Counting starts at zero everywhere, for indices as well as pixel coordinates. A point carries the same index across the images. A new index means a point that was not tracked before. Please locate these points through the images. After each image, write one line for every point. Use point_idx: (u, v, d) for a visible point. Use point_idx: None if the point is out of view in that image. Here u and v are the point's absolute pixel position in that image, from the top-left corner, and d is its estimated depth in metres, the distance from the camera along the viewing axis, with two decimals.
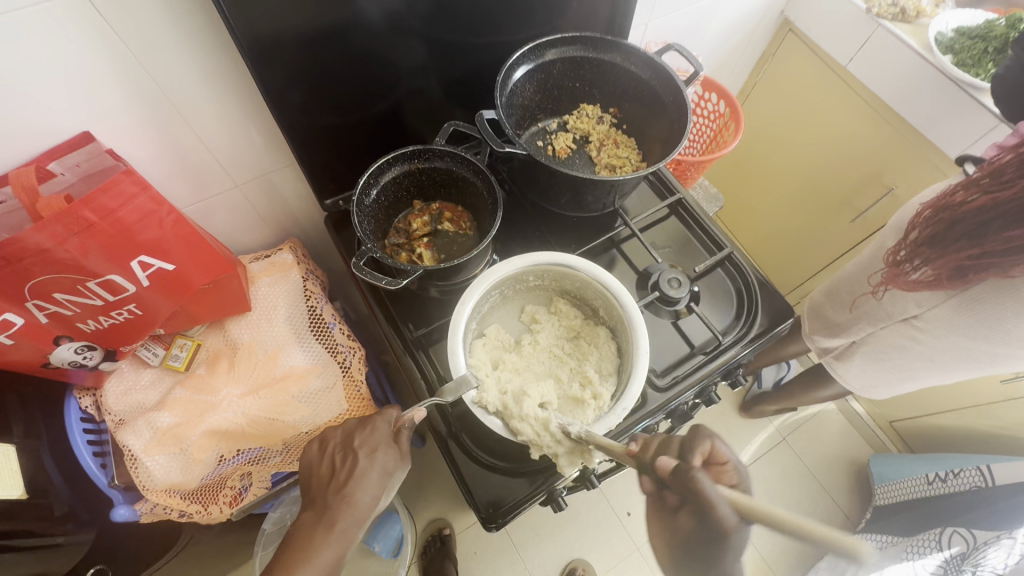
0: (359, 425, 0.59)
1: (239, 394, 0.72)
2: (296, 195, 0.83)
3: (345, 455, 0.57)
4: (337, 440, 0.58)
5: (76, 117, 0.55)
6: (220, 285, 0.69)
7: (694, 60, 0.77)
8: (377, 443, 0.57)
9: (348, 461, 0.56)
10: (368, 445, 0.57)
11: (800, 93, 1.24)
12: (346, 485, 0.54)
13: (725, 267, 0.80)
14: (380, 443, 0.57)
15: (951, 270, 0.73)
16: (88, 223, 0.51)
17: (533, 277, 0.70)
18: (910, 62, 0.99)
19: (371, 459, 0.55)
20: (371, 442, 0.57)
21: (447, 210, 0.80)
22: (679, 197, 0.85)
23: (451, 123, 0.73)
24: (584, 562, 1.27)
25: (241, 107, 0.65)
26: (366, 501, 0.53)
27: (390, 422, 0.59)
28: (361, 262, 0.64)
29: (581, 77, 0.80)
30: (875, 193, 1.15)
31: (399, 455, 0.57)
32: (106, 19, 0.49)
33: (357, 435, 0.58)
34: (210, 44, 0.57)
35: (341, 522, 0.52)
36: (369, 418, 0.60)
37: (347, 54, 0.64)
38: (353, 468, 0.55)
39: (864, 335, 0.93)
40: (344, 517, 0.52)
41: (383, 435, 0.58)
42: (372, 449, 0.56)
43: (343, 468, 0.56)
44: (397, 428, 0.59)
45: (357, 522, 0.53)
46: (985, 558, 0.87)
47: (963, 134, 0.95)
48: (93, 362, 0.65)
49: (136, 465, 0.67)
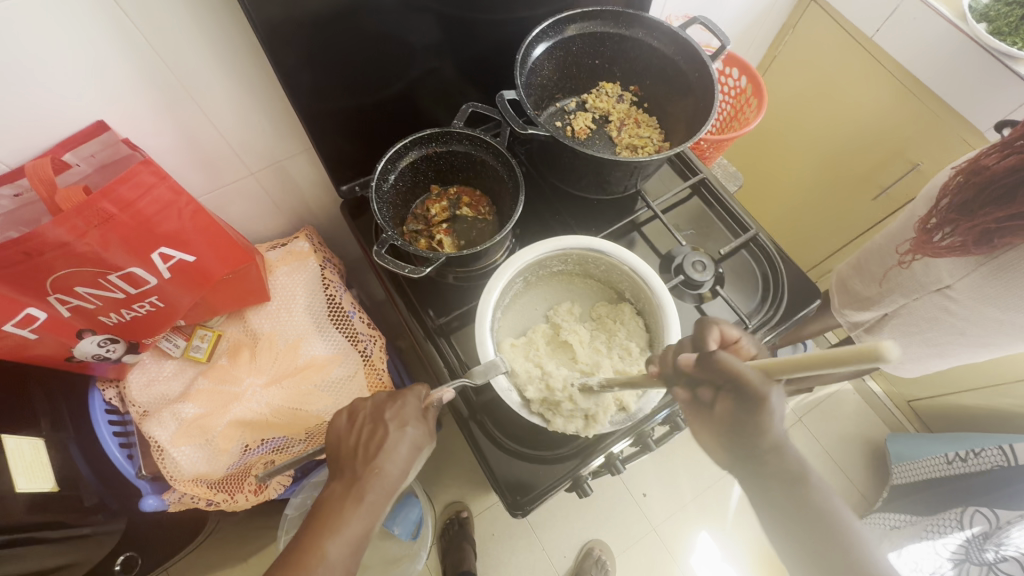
0: (390, 398, 0.57)
1: (262, 383, 0.72)
2: (310, 182, 0.81)
3: (374, 427, 0.55)
4: (366, 411, 0.56)
5: (89, 106, 0.54)
6: (240, 275, 0.68)
7: (720, 34, 0.73)
8: (407, 417, 0.55)
9: (378, 432, 0.54)
10: (399, 419, 0.55)
11: (822, 67, 1.19)
12: (375, 456, 0.53)
13: (750, 249, 0.78)
14: (411, 417, 0.55)
15: (978, 235, 0.72)
16: (107, 216, 0.50)
17: (555, 262, 0.68)
18: (942, 31, 0.95)
19: (402, 432, 0.54)
20: (401, 417, 0.55)
21: (464, 195, 0.79)
22: (702, 176, 0.83)
23: (468, 104, 0.71)
24: (602, 543, 1.29)
25: (254, 91, 0.63)
26: (395, 474, 0.52)
27: (420, 398, 0.57)
28: (381, 250, 0.63)
29: (601, 53, 0.78)
30: (900, 168, 1.13)
31: (428, 432, 0.56)
32: (115, 1, 0.48)
33: (388, 407, 0.56)
34: (222, 27, 0.55)
35: (370, 494, 0.51)
36: (399, 392, 0.58)
37: (362, 33, 0.61)
38: (382, 440, 0.53)
39: (897, 307, 0.91)
40: (373, 489, 0.52)
41: (413, 412, 0.56)
42: (403, 423, 0.55)
43: (372, 440, 0.54)
44: (426, 406, 0.56)
45: (384, 493, 0.52)
46: (1007, 538, 0.91)
47: (997, 106, 0.92)
48: (116, 355, 0.64)
49: (164, 456, 0.68)
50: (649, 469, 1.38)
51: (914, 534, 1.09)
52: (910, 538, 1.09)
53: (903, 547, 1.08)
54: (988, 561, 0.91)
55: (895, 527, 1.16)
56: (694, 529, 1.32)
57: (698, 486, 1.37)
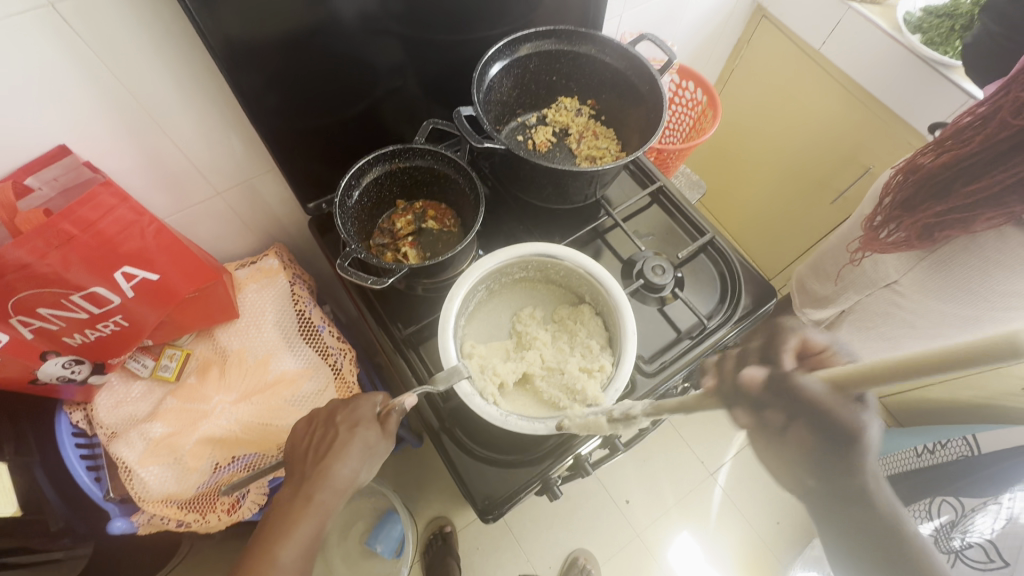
0: (344, 403, 0.59)
1: (230, 401, 0.73)
2: (280, 201, 0.83)
3: (326, 430, 0.56)
4: (321, 415, 0.58)
5: (52, 131, 0.55)
6: (207, 292, 0.68)
7: (668, 49, 0.77)
8: (359, 418, 0.56)
9: (329, 432, 0.56)
10: (350, 420, 0.56)
11: (777, 77, 1.25)
12: (325, 456, 0.53)
13: (708, 252, 0.81)
14: (362, 418, 0.56)
15: (920, 229, 0.76)
16: (68, 237, 0.51)
17: (516, 268, 0.70)
18: (880, 42, 1.01)
19: (352, 432, 0.55)
20: (353, 417, 0.56)
21: (430, 208, 0.81)
22: (660, 184, 0.86)
23: (429, 121, 0.73)
24: (586, 552, 1.29)
25: (218, 113, 0.65)
26: (344, 473, 0.53)
27: (375, 406, 0.58)
28: (345, 262, 0.65)
29: (558, 70, 0.81)
30: (853, 172, 1.18)
31: (384, 434, 0.56)
32: (74, 30, 0.49)
33: (340, 410, 0.57)
34: (183, 51, 0.57)
35: (319, 494, 0.52)
36: (354, 397, 0.59)
37: (322, 56, 0.64)
38: (332, 440, 0.55)
39: (852, 304, 0.95)
40: (322, 490, 0.52)
41: (368, 413, 0.57)
42: (354, 423, 0.56)
43: (324, 441, 0.55)
44: (386, 412, 0.57)
45: (333, 493, 0.53)
46: None
47: (936, 110, 0.97)
48: (82, 376, 0.65)
49: (132, 477, 0.67)
50: (631, 475, 1.39)
51: None
52: None
53: None
54: None
55: None
56: (676, 532, 1.33)
57: (680, 490, 1.38)
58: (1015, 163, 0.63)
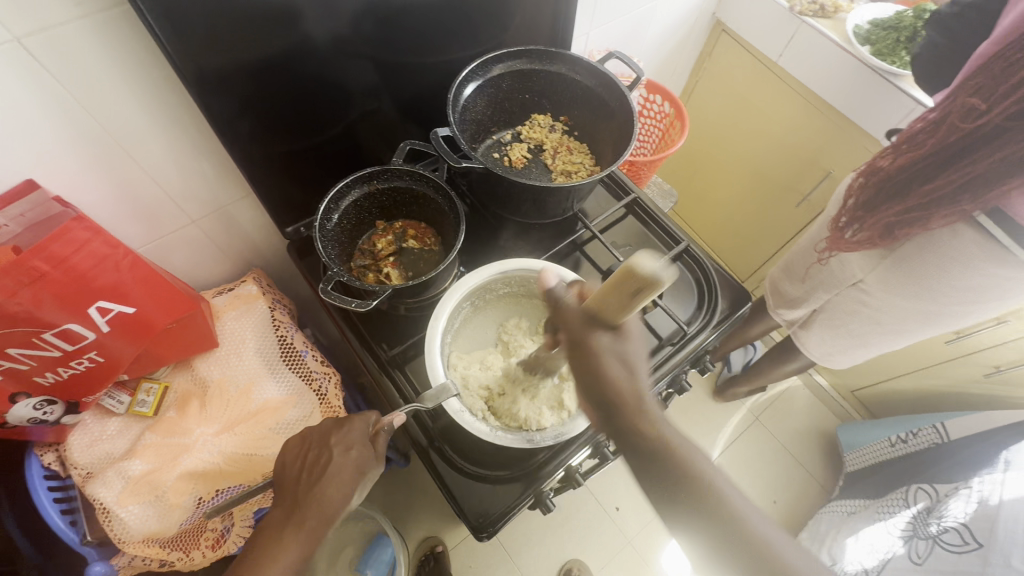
0: (336, 424, 0.58)
1: (213, 432, 0.71)
2: (255, 226, 0.82)
3: (320, 452, 0.55)
4: (313, 437, 0.57)
5: (18, 166, 0.54)
6: (184, 322, 0.67)
7: (635, 66, 0.80)
8: (353, 441, 0.56)
9: (322, 456, 0.55)
10: (344, 443, 0.55)
11: (739, 88, 1.30)
12: (318, 481, 0.53)
13: (683, 260, 0.84)
14: (356, 441, 0.56)
15: (883, 229, 0.80)
16: (39, 274, 0.50)
17: (501, 285, 0.70)
18: (833, 53, 1.06)
19: (345, 456, 0.55)
20: (348, 441, 0.56)
21: (410, 228, 0.81)
22: (633, 196, 0.89)
23: (406, 142, 0.74)
24: (580, 562, 1.29)
25: (191, 141, 0.65)
26: (336, 499, 0.52)
27: (368, 425, 0.58)
28: (328, 286, 0.64)
29: (530, 88, 0.83)
30: (815, 177, 1.23)
31: (375, 455, 0.56)
32: (41, 63, 0.49)
33: (333, 433, 0.57)
34: (154, 81, 0.56)
35: (310, 519, 0.52)
36: (346, 417, 0.58)
37: (296, 81, 0.64)
38: (326, 464, 0.54)
39: (821, 304, 0.98)
40: (312, 516, 0.52)
41: (359, 436, 0.56)
42: (348, 447, 0.55)
43: (316, 465, 0.55)
44: (375, 431, 0.57)
45: (325, 519, 0.52)
46: (946, 509, 0.97)
47: (888, 116, 1.03)
48: (54, 417, 0.62)
49: (110, 518, 0.65)
50: (619, 482, 1.40)
51: (868, 517, 1.15)
52: (864, 521, 1.15)
53: (859, 531, 1.13)
54: (932, 534, 0.96)
55: (851, 512, 1.21)
56: (666, 537, 1.34)
57: None
58: (966, 164, 0.68)
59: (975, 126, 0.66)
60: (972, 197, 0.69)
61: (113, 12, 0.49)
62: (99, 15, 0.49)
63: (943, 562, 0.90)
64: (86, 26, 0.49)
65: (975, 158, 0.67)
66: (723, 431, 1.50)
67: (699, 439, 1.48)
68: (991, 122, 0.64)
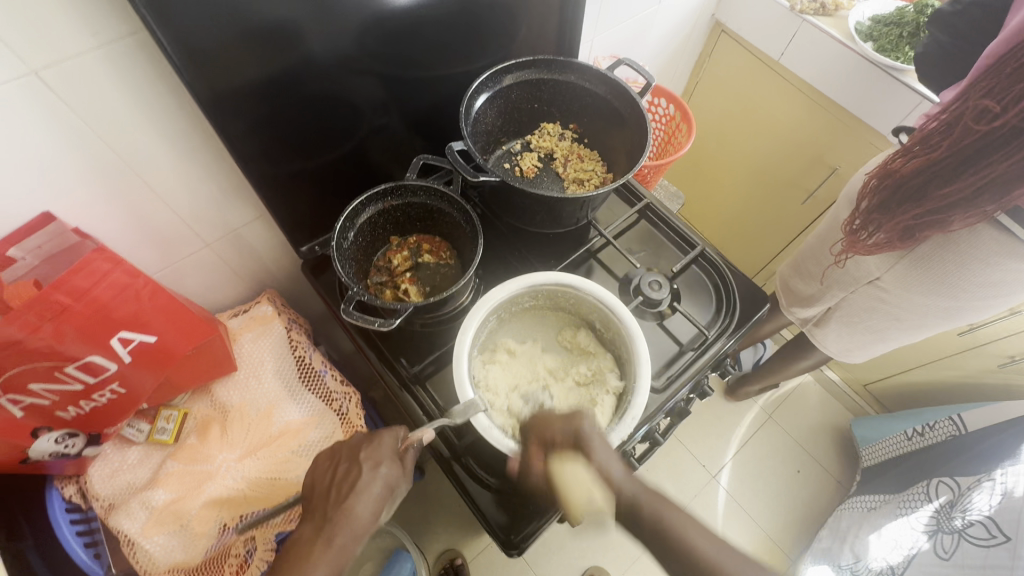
0: (366, 438, 0.57)
1: (236, 458, 0.70)
2: (268, 246, 0.81)
3: (349, 467, 0.55)
4: (343, 451, 0.56)
5: (35, 200, 0.53)
6: (204, 348, 0.66)
7: (645, 71, 0.80)
8: (381, 457, 0.55)
9: (351, 473, 0.54)
10: (373, 458, 0.54)
11: (740, 88, 1.30)
12: (347, 496, 0.52)
13: (699, 264, 0.83)
14: (385, 457, 0.55)
15: (901, 232, 0.79)
16: (61, 308, 0.49)
17: (526, 297, 0.70)
18: (835, 51, 1.06)
19: (374, 473, 0.54)
20: (376, 455, 0.55)
21: (425, 242, 0.80)
22: (646, 201, 0.89)
23: (419, 157, 0.74)
24: (601, 569, 1.28)
25: (205, 166, 0.64)
26: (365, 516, 0.52)
27: (396, 439, 0.57)
28: (349, 306, 0.64)
29: (539, 98, 0.83)
30: (821, 173, 1.23)
31: (403, 472, 0.55)
32: (58, 95, 0.48)
33: (363, 447, 0.56)
34: (170, 109, 0.56)
35: (339, 537, 0.51)
36: (376, 432, 0.57)
37: (307, 99, 0.63)
38: (355, 480, 0.53)
39: (837, 301, 0.98)
40: (342, 532, 0.51)
41: (389, 452, 0.55)
42: (377, 463, 0.54)
43: (346, 480, 0.54)
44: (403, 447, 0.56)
45: (353, 536, 0.52)
46: (970, 502, 0.97)
47: (894, 111, 1.03)
48: (76, 449, 0.61)
49: (135, 549, 0.64)
50: None
51: (890, 512, 1.14)
52: (885, 517, 1.14)
53: (882, 527, 1.13)
54: (958, 528, 0.96)
55: (872, 508, 1.21)
56: None
57: (685, 496, 1.39)
58: (982, 166, 0.68)
59: (989, 128, 0.65)
60: (989, 197, 0.68)
61: (129, 41, 0.49)
62: (113, 45, 0.48)
63: (972, 558, 0.89)
64: (102, 56, 0.48)
65: (991, 160, 0.66)
66: (737, 430, 1.50)
67: (714, 439, 1.48)
68: (1007, 123, 0.64)
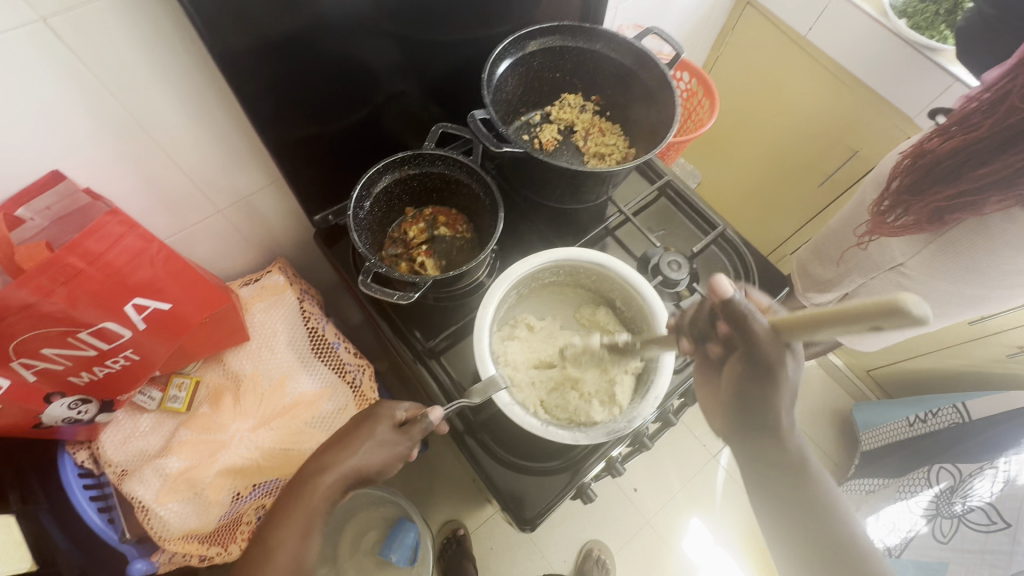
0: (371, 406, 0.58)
1: (249, 428, 0.69)
2: (280, 214, 0.79)
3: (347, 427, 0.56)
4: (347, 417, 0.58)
5: (44, 158, 0.51)
6: (217, 316, 0.64)
7: (674, 42, 0.76)
8: (375, 416, 0.55)
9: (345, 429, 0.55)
10: (367, 417, 0.55)
11: (762, 64, 1.26)
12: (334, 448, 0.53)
13: (719, 244, 0.82)
14: (378, 416, 0.55)
15: (930, 213, 0.78)
16: (75, 272, 0.47)
17: (547, 273, 0.69)
18: (867, 28, 1.03)
19: (363, 427, 0.54)
20: (371, 417, 0.55)
21: (441, 214, 0.78)
22: (668, 178, 0.86)
23: (438, 125, 0.71)
24: (600, 543, 1.30)
25: (221, 128, 0.62)
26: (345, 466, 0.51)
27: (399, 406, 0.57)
28: (367, 279, 0.62)
29: (561, 67, 0.80)
30: (841, 155, 1.21)
31: (398, 435, 0.54)
32: (69, 46, 0.46)
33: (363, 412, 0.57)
34: (184, 66, 0.53)
35: (315, 484, 0.51)
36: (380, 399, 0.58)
37: (326, 59, 0.60)
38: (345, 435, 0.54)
39: (855, 287, 0.98)
40: (323, 480, 0.51)
41: (388, 416, 0.55)
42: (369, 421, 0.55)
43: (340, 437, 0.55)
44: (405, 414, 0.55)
45: (333, 485, 0.51)
46: (972, 489, 0.98)
47: (924, 93, 1.00)
48: (89, 416, 0.61)
49: (150, 515, 0.65)
50: (637, 464, 1.41)
51: (890, 495, 1.16)
52: (885, 501, 1.16)
53: (881, 510, 1.15)
54: (957, 513, 0.98)
55: (871, 491, 1.23)
56: (686, 518, 1.35)
57: (686, 475, 1.41)
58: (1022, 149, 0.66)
59: None
60: None
61: None
62: None
63: (971, 542, 0.92)
64: (114, 5, 0.45)
65: None
66: None
67: None
68: None
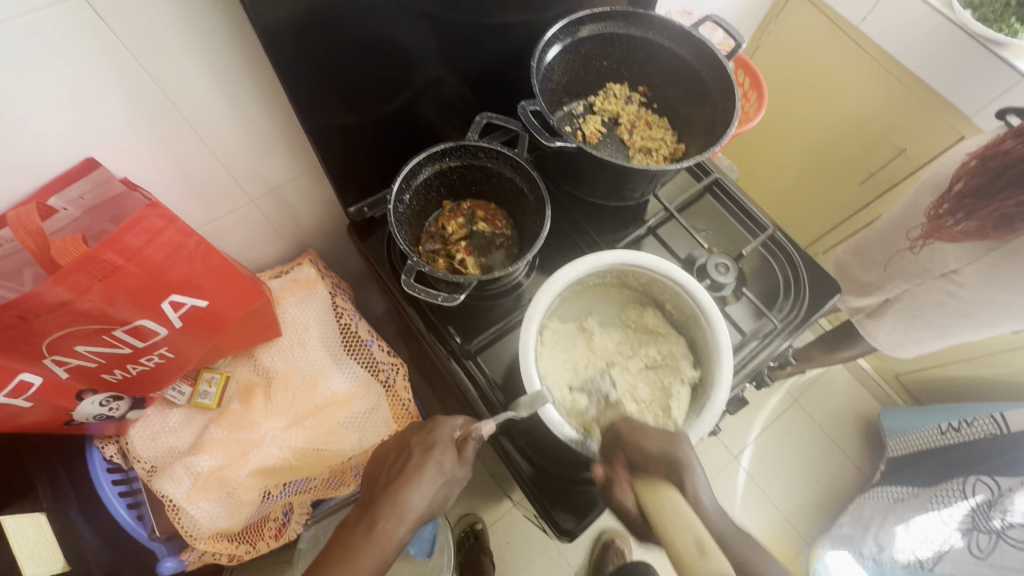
0: (422, 425, 0.55)
1: (281, 427, 0.67)
2: (311, 205, 0.76)
3: (401, 452, 0.53)
4: (397, 437, 0.55)
5: (76, 145, 0.48)
6: (253, 313, 0.61)
7: (734, 31, 0.71)
8: (434, 441, 0.52)
9: (402, 457, 0.52)
10: (424, 443, 0.52)
11: (806, 55, 1.20)
12: (395, 480, 0.50)
13: (768, 247, 0.78)
14: (437, 442, 0.52)
15: (997, 220, 0.76)
16: (112, 268, 0.45)
17: (593, 277, 0.65)
18: (926, 19, 0.97)
19: (424, 456, 0.51)
20: (428, 441, 0.52)
21: (479, 209, 0.75)
22: (715, 176, 0.82)
23: (483, 115, 0.67)
24: (617, 531, 1.29)
25: (257, 115, 0.58)
26: (413, 500, 0.49)
27: (455, 428, 0.54)
28: (410, 278, 0.59)
29: (609, 54, 0.75)
30: (887, 152, 1.16)
31: (459, 460, 0.52)
32: (108, 26, 0.43)
33: (416, 434, 0.54)
34: (224, 48, 0.50)
35: (381, 521, 0.48)
36: (432, 419, 0.55)
37: (372, 42, 0.57)
38: (405, 464, 0.51)
39: (899, 293, 0.93)
40: (386, 517, 0.49)
41: (447, 438, 0.52)
42: (427, 447, 0.52)
43: (396, 464, 0.52)
44: (462, 436, 0.53)
45: (400, 522, 0.49)
46: (1012, 505, 0.93)
47: (985, 91, 0.95)
48: (120, 412, 0.59)
49: (181, 514, 0.63)
50: None
51: (919, 505, 1.13)
52: (914, 510, 1.13)
53: (910, 520, 1.11)
54: (996, 529, 0.93)
55: (898, 499, 1.20)
56: None
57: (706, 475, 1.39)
58: None
59: None
60: None
61: None
62: None
63: (1012, 560, 0.88)
64: None
65: None
66: (761, 413, 1.48)
67: (738, 420, 1.47)
68: None
